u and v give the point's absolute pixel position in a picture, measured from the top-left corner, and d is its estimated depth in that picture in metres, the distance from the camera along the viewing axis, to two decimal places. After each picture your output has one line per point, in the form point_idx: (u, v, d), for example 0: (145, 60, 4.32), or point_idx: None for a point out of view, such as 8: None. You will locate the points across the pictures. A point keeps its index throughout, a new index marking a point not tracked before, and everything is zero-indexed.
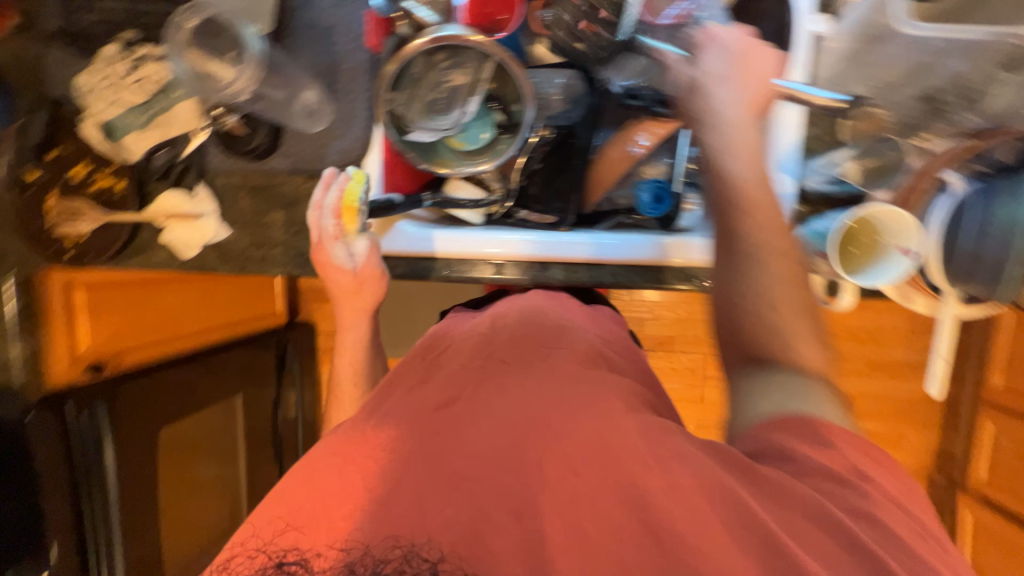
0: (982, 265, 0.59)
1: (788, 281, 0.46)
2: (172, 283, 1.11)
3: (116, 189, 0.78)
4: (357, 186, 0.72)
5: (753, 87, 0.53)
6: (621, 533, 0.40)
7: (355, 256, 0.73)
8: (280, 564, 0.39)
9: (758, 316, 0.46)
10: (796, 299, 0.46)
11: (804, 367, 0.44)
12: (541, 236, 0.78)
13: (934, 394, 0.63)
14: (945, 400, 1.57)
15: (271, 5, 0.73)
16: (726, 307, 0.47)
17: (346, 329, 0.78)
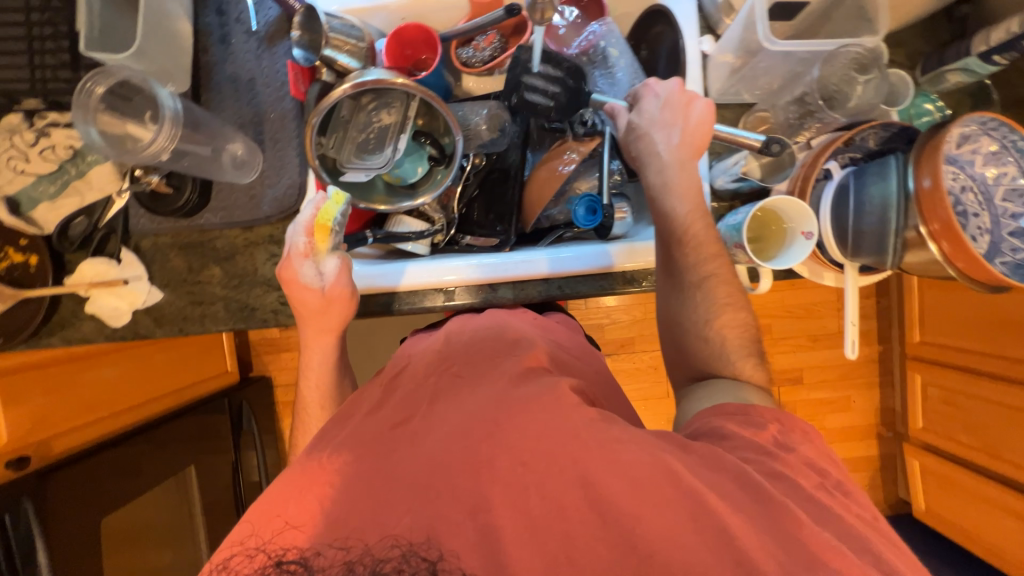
0: (867, 237, 0.62)
1: (719, 303, 0.67)
2: (99, 356, 1.05)
3: (31, 263, 0.74)
4: (334, 206, 0.64)
5: (691, 136, 0.68)
6: (573, 514, 0.45)
7: (323, 276, 0.65)
8: (280, 562, 0.44)
9: (700, 336, 0.67)
10: (727, 312, 0.66)
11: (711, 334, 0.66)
12: (484, 260, 0.79)
13: (850, 355, 0.68)
14: (879, 360, 1.74)
15: (186, 64, 0.73)
16: (675, 321, 0.69)
17: (310, 350, 0.70)
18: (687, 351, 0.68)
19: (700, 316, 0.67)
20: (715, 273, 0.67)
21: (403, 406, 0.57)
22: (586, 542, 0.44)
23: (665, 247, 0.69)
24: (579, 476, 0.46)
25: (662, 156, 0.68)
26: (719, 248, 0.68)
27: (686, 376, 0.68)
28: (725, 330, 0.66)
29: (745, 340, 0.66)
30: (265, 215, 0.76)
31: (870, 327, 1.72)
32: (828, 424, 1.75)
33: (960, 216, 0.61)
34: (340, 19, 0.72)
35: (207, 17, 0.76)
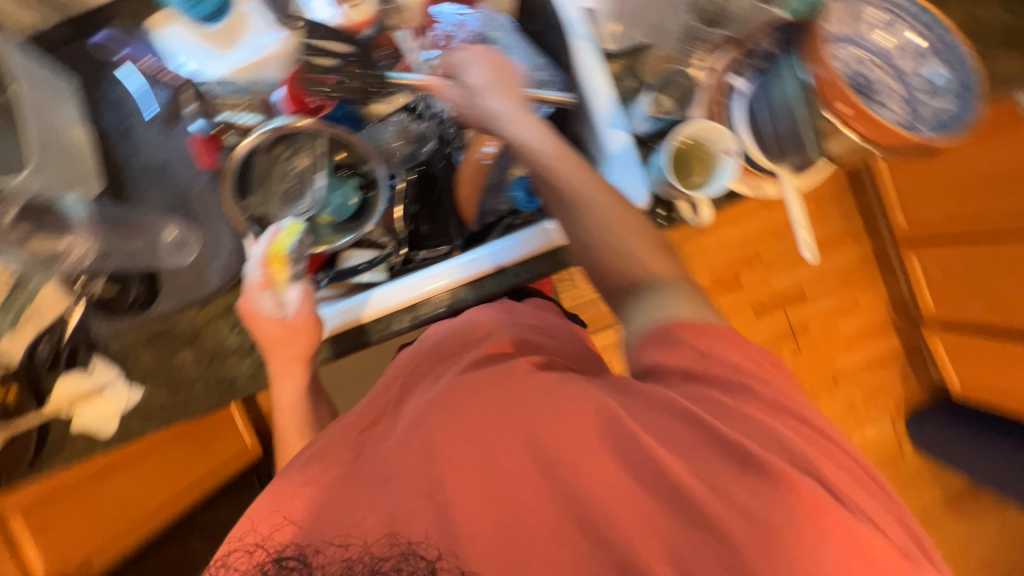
0: (786, 140, 0.66)
1: (615, 206, 0.55)
2: (118, 468, 1.01)
3: (9, 399, 0.74)
4: (289, 236, 0.66)
5: (509, 81, 0.64)
6: (562, 482, 0.44)
7: (285, 307, 0.66)
8: (279, 557, 0.46)
9: (615, 250, 0.54)
10: (632, 213, 0.55)
11: (631, 240, 0.54)
12: (444, 265, 0.80)
13: (809, 258, 0.68)
14: (874, 253, 1.70)
15: (94, 166, 0.75)
16: (585, 248, 0.55)
17: (279, 382, 0.68)
18: (584, 253, 0.55)
19: (607, 229, 0.54)
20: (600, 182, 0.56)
21: (373, 411, 0.57)
22: (581, 500, 0.44)
23: (542, 174, 0.57)
24: (553, 439, 0.46)
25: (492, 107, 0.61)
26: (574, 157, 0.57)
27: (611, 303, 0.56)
28: (623, 234, 0.54)
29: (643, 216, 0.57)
30: (215, 287, 0.78)
31: (856, 225, 1.69)
32: (844, 331, 1.72)
33: (867, 89, 0.62)
34: (230, 83, 0.76)
35: (108, 117, 0.77)
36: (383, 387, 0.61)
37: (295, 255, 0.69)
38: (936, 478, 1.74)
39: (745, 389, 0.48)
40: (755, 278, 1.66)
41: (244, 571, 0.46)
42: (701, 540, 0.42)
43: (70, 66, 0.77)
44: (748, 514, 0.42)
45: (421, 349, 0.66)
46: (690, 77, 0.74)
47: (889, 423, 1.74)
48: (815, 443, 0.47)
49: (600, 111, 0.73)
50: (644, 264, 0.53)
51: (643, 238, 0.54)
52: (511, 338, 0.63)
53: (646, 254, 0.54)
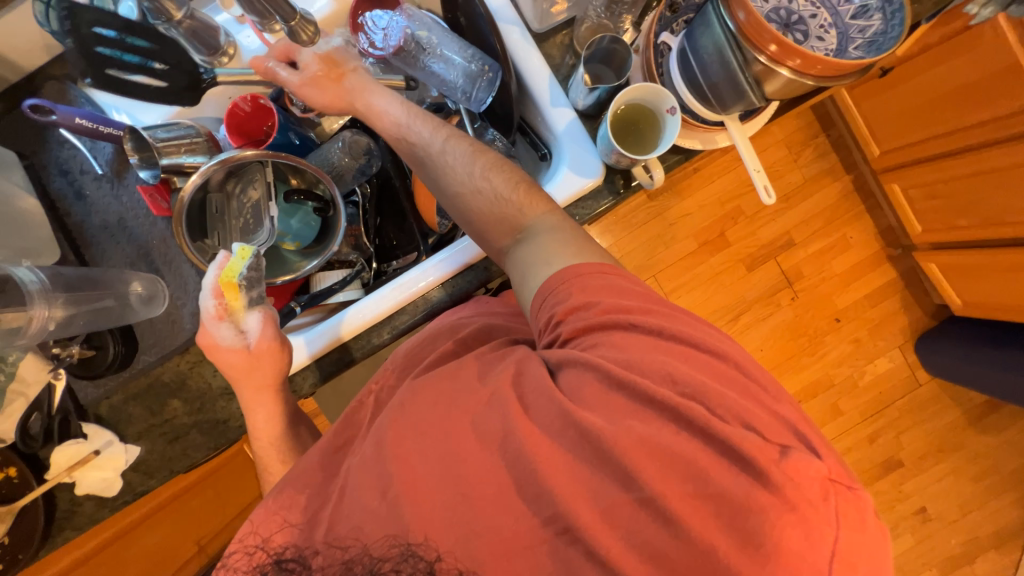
0: (722, 87, 0.62)
1: (469, 156, 0.64)
2: (140, 528, 1.02)
3: (12, 474, 0.75)
4: (240, 262, 0.63)
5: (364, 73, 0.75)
6: (543, 465, 0.44)
7: (247, 334, 0.65)
8: (280, 560, 0.47)
9: (473, 191, 0.63)
10: (486, 158, 0.64)
11: (489, 180, 0.62)
12: (416, 270, 0.79)
13: (768, 202, 0.68)
14: (856, 186, 1.69)
15: (49, 233, 0.74)
16: (454, 202, 0.64)
17: (251, 410, 0.68)
18: (456, 203, 0.64)
19: (464, 174, 0.63)
20: (453, 138, 0.66)
21: (351, 427, 0.56)
22: (568, 476, 0.43)
23: (406, 148, 0.68)
24: (530, 421, 0.46)
25: (356, 87, 0.72)
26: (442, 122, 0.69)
27: (496, 246, 0.63)
28: (487, 173, 0.63)
29: (497, 159, 0.64)
30: (192, 332, 0.78)
31: (832, 163, 1.67)
32: (838, 269, 1.71)
33: (794, 26, 0.63)
34: (171, 126, 0.73)
35: (56, 183, 0.77)
36: (356, 403, 0.59)
37: (250, 280, 0.65)
38: (954, 400, 1.73)
39: (712, 340, 0.48)
40: (738, 232, 1.65)
41: (244, 571, 0.47)
42: (688, 501, 0.41)
43: (9, 140, 0.77)
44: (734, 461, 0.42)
45: (400, 358, 0.65)
46: (626, 43, 0.71)
47: (898, 353, 1.73)
48: (783, 385, 0.48)
49: (541, 93, 0.75)
50: (512, 201, 0.61)
51: (505, 175, 0.62)
52: (482, 329, 0.64)
53: (510, 188, 0.61)
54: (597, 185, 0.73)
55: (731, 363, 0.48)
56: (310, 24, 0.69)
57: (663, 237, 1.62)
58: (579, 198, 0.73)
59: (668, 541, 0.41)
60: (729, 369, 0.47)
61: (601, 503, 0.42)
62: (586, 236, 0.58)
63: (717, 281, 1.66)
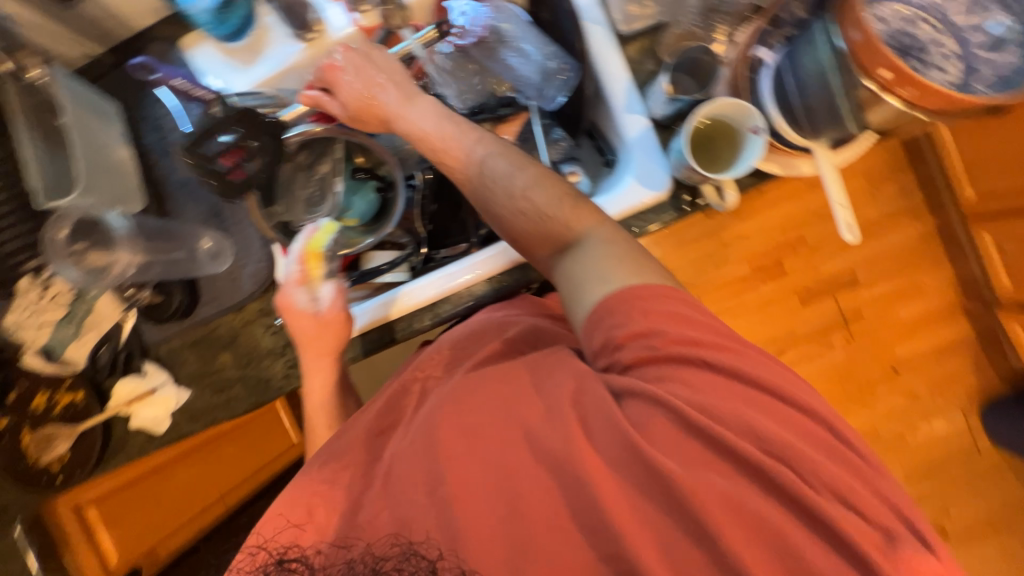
0: (818, 112, 0.59)
1: (511, 172, 0.61)
2: (173, 467, 1.09)
3: (78, 399, 0.82)
4: (326, 234, 0.68)
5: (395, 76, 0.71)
6: (562, 485, 0.44)
7: (318, 302, 0.68)
8: (281, 559, 0.48)
9: (517, 212, 0.60)
10: (529, 173, 0.61)
11: (531, 199, 0.60)
12: (467, 260, 0.78)
13: (850, 240, 0.62)
14: (937, 231, 1.55)
15: (136, 183, 0.80)
16: (498, 223, 0.63)
17: (311, 374, 0.71)
18: (500, 223, 0.63)
19: (506, 195, 0.61)
20: (493, 153, 0.63)
21: (393, 410, 0.58)
22: (586, 500, 0.43)
23: (448, 166, 0.66)
24: (558, 440, 0.45)
25: (393, 108, 0.70)
26: (479, 134, 0.65)
27: (542, 260, 0.62)
28: (529, 191, 0.60)
29: (539, 173, 0.61)
30: (250, 292, 0.81)
31: (916, 201, 1.53)
32: (904, 316, 1.57)
33: (913, 53, 0.57)
34: (256, 95, 0.78)
35: (147, 137, 0.82)
36: (399, 386, 0.60)
37: (330, 253, 0.71)
38: (1016, 476, 1.57)
39: (759, 383, 0.46)
40: (799, 262, 1.55)
41: (247, 572, 0.48)
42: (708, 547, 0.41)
43: (113, 91, 0.83)
44: (759, 514, 0.41)
45: (440, 347, 0.65)
46: (716, 55, 0.70)
47: (959, 415, 1.58)
48: (834, 445, 0.45)
49: (617, 97, 0.72)
50: (558, 218, 0.58)
51: (549, 191, 0.60)
52: (528, 331, 0.64)
53: (555, 204, 0.59)
54: (663, 199, 0.70)
55: (775, 412, 0.45)
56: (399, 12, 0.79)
57: (716, 256, 1.54)
58: (642, 210, 0.71)
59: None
60: (772, 417, 0.45)
61: (614, 532, 0.42)
62: (641, 251, 0.55)
63: (766, 311, 1.58)
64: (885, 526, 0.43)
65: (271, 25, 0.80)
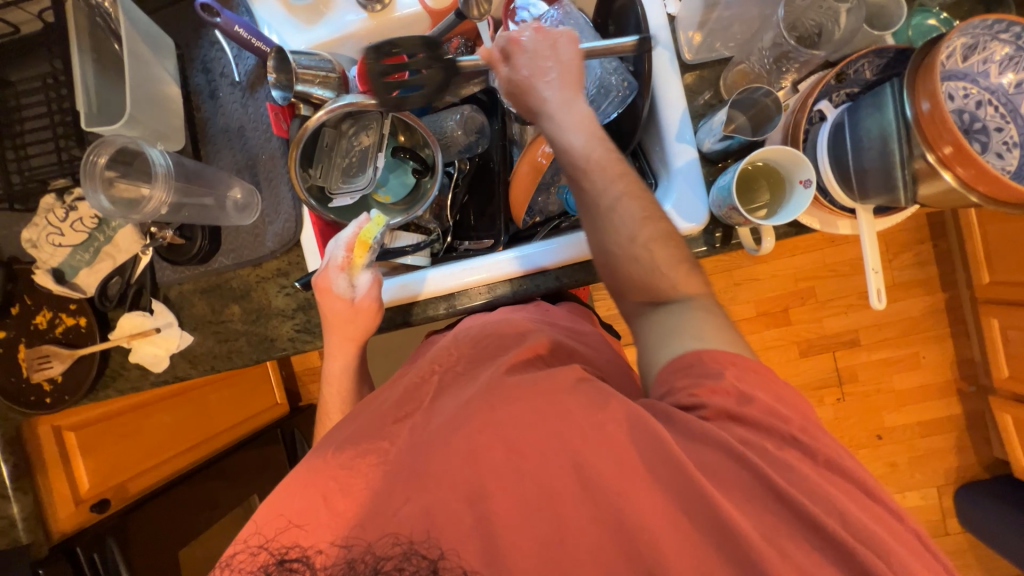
0: (871, 176, 0.58)
1: (638, 219, 0.57)
2: (155, 406, 1.11)
3: (82, 324, 0.82)
4: (376, 226, 0.70)
5: (571, 74, 0.61)
6: (567, 504, 0.44)
7: (355, 289, 0.68)
8: (281, 560, 0.47)
9: (630, 259, 0.57)
10: (657, 228, 0.57)
11: (653, 254, 0.56)
12: (509, 253, 0.78)
13: (877, 306, 0.62)
14: (947, 307, 1.55)
15: (178, 122, 0.79)
16: (605, 259, 0.58)
17: (334, 358, 0.72)
18: (606, 260, 0.59)
19: (625, 237, 0.57)
20: (634, 191, 0.58)
21: (404, 403, 0.57)
22: (592, 526, 0.44)
23: (576, 186, 0.60)
24: (575, 458, 0.45)
25: (552, 104, 0.60)
26: (625, 168, 0.59)
27: (628, 306, 0.59)
28: (651, 245, 0.56)
29: (663, 227, 0.57)
30: (269, 251, 0.80)
31: (932, 274, 1.54)
32: (897, 386, 1.58)
33: (975, 134, 0.59)
34: (311, 55, 0.76)
35: (196, 77, 0.82)
36: (418, 379, 0.60)
37: (379, 244, 0.71)
38: (979, 561, 1.59)
39: (773, 429, 0.46)
40: (806, 314, 1.56)
41: (247, 574, 0.47)
42: None
43: (170, 26, 0.82)
44: None
45: (453, 342, 0.66)
46: (779, 101, 0.68)
47: (933, 492, 1.60)
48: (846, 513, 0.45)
49: (669, 125, 0.72)
50: (670, 278, 0.56)
51: (672, 252, 0.56)
52: (551, 344, 0.61)
53: (672, 265, 0.56)
54: (697, 232, 0.70)
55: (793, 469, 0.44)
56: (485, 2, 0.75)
57: (723, 294, 1.56)
58: None
59: None
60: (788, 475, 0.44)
61: (616, 564, 0.42)
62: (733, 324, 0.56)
63: (766, 355, 1.58)
64: None
65: None
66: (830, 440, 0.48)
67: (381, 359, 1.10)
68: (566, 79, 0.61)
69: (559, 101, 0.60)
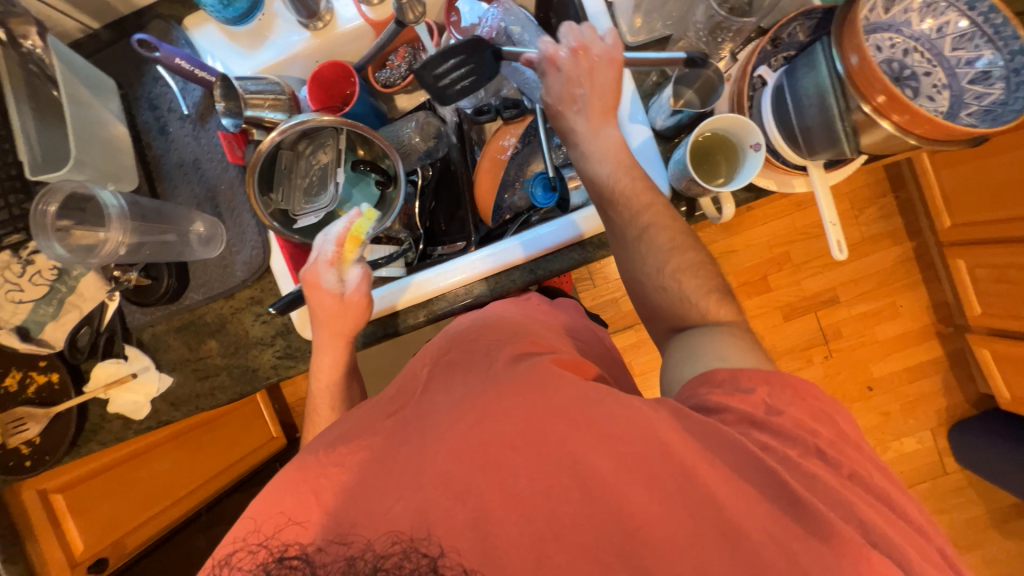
0: (816, 132, 0.60)
1: (666, 251, 0.62)
2: (155, 451, 1.09)
3: (54, 379, 0.79)
4: (368, 221, 0.68)
5: (606, 98, 0.64)
6: (567, 480, 0.43)
7: (345, 284, 0.68)
8: (281, 558, 0.42)
9: (660, 288, 0.62)
10: (683, 258, 0.62)
11: (682, 283, 0.61)
12: (484, 250, 0.78)
13: (839, 256, 0.64)
14: (917, 254, 1.60)
15: (130, 161, 0.78)
16: (635, 284, 0.64)
17: (320, 352, 0.70)
18: (634, 284, 0.64)
19: (653, 268, 0.62)
20: (662, 224, 0.62)
21: (398, 396, 0.53)
22: (595, 497, 0.42)
23: (607, 215, 0.65)
24: (572, 432, 0.44)
25: (585, 132, 0.65)
26: (653, 198, 0.63)
27: (658, 330, 0.65)
28: (679, 276, 0.61)
29: (689, 257, 0.62)
30: (241, 281, 0.80)
31: (897, 226, 1.59)
32: (880, 336, 1.62)
33: (906, 81, 0.63)
34: (258, 79, 0.75)
35: (143, 115, 0.81)
36: (410, 373, 0.56)
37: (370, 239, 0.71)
38: (981, 496, 1.63)
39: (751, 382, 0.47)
40: (783, 280, 1.59)
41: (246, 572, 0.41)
42: (711, 547, 0.40)
43: (110, 68, 0.81)
44: (765, 519, 0.41)
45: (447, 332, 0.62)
46: (719, 69, 0.69)
47: (928, 435, 1.64)
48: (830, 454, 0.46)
49: (621, 107, 0.73)
50: (699, 306, 0.60)
51: (698, 283, 0.61)
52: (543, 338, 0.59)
53: (701, 294, 0.60)
54: None
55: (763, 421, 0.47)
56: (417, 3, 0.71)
57: None
58: None
59: None
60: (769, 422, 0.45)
61: (623, 530, 0.41)
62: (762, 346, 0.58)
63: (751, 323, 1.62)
64: (889, 531, 0.42)
65: (279, 11, 0.79)
66: (805, 386, 0.50)
67: (374, 373, 1.11)
68: (602, 105, 0.65)
69: (592, 130, 0.64)
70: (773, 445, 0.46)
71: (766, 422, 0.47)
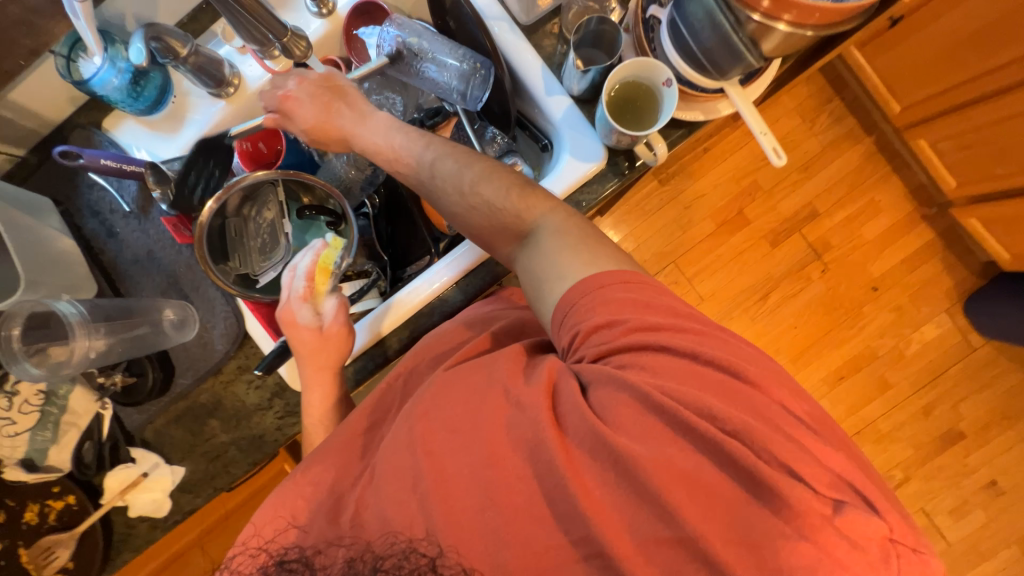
0: (718, 51, 0.61)
1: (462, 166, 0.64)
2: (194, 548, 1.10)
3: (72, 502, 0.79)
4: (334, 251, 0.73)
5: (347, 98, 0.73)
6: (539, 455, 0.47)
7: (322, 316, 0.69)
8: (281, 561, 0.50)
9: (471, 207, 0.63)
10: (478, 167, 0.63)
11: (484, 190, 0.62)
12: (450, 257, 0.78)
13: (779, 163, 0.65)
14: (879, 146, 1.61)
15: (84, 269, 0.79)
16: (459, 220, 0.65)
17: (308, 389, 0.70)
18: (460, 221, 0.65)
19: (457, 190, 0.64)
20: (446, 153, 0.66)
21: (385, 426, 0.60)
22: (566, 465, 0.46)
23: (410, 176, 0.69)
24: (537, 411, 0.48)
25: (352, 128, 0.72)
26: (429, 139, 0.68)
27: (506, 252, 0.64)
28: (477, 186, 0.62)
29: (487, 167, 0.64)
30: (222, 354, 0.81)
31: (851, 125, 1.60)
32: (868, 236, 1.62)
33: None
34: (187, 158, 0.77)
35: (88, 224, 0.82)
36: (385, 385, 0.64)
37: (339, 269, 0.73)
38: (1015, 364, 1.60)
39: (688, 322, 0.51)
40: (758, 209, 1.60)
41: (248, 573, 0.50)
42: (680, 480, 0.44)
43: (44, 187, 0.82)
44: (723, 440, 0.44)
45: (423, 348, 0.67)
46: (614, 22, 0.71)
47: (946, 318, 1.62)
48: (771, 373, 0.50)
49: (535, 84, 0.75)
50: (509, 208, 0.61)
51: (498, 184, 0.62)
52: (512, 324, 0.67)
53: (502, 196, 0.61)
54: (601, 167, 0.72)
55: (722, 351, 0.50)
56: (300, 39, 0.74)
57: (680, 221, 1.59)
58: (583, 183, 0.73)
59: (654, 516, 0.44)
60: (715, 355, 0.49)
61: (596, 483, 0.46)
62: (596, 234, 0.58)
63: (742, 260, 1.61)
64: None
65: (188, 89, 0.81)
66: None
67: None
68: (348, 104, 0.72)
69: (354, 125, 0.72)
70: (732, 369, 0.48)
71: (723, 352, 0.49)
